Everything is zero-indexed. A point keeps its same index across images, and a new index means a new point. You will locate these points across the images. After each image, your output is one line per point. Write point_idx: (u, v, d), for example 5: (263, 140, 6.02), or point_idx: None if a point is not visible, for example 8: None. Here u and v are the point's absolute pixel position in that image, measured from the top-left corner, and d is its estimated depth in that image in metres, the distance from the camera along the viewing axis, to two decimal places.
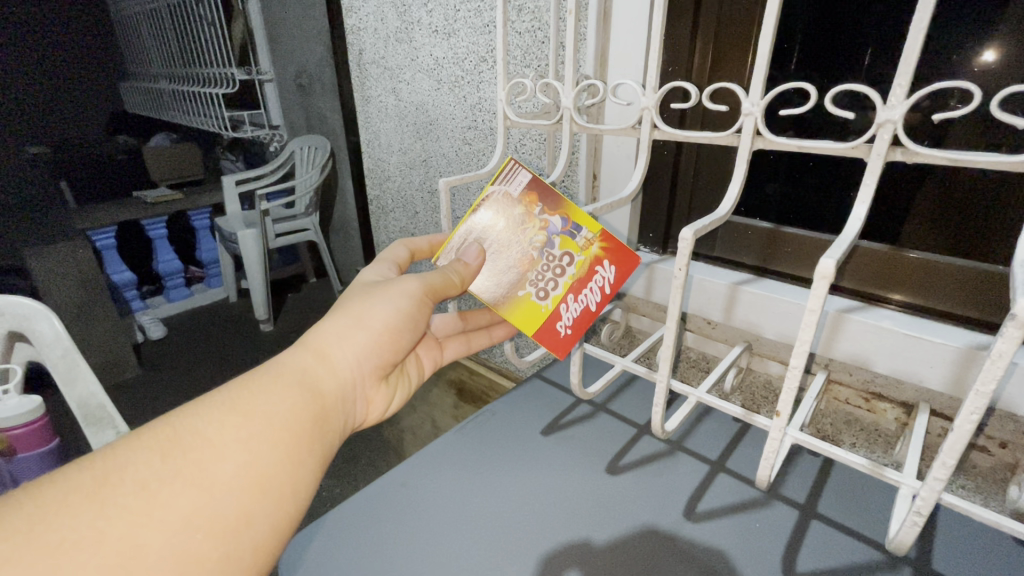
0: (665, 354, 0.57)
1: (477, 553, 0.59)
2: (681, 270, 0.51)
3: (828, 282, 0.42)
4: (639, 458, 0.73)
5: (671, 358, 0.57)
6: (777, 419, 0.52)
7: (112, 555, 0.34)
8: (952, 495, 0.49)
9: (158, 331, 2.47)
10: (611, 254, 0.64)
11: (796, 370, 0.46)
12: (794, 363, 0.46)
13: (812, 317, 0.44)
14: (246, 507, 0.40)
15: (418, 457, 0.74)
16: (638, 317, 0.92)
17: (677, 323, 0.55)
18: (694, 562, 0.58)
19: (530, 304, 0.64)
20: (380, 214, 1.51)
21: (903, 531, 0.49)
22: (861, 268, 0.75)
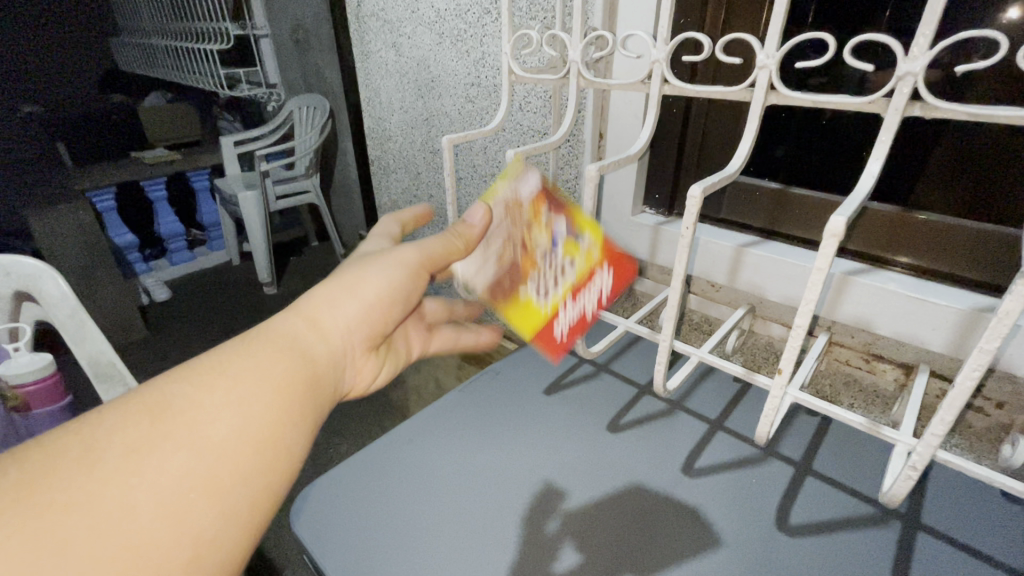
0: (669, 313, 0.57)
1: (482, 504, 0.61)
2: (687, 229, 0.51)
3: (837, 242, 0.41)
4: (640, 416, 0.74)
5: (675, 317, 0.57)
6: (777, 377, 0.52)
7: (103, 503, 0.35)
8: (947, 452, 0.50)
9: (163, 294, 2.63)
10: (611, 263, 0.63)
11: (799, 329, 0.47)
12: (798, 322, 0.46)
13: (820, 276, 0.43)
14: (244, 444, 0.42)
15: (423, 414, 0.75)
16: (642, 279, 0.92)
17: (682, 283, 0.54)
18: (690, 515, 0.60)
19: (530, 304, 0.61)
20: (381, 174, 1.48)
21: (897, 486, 0.51)
22: (869, 232, 0.73)
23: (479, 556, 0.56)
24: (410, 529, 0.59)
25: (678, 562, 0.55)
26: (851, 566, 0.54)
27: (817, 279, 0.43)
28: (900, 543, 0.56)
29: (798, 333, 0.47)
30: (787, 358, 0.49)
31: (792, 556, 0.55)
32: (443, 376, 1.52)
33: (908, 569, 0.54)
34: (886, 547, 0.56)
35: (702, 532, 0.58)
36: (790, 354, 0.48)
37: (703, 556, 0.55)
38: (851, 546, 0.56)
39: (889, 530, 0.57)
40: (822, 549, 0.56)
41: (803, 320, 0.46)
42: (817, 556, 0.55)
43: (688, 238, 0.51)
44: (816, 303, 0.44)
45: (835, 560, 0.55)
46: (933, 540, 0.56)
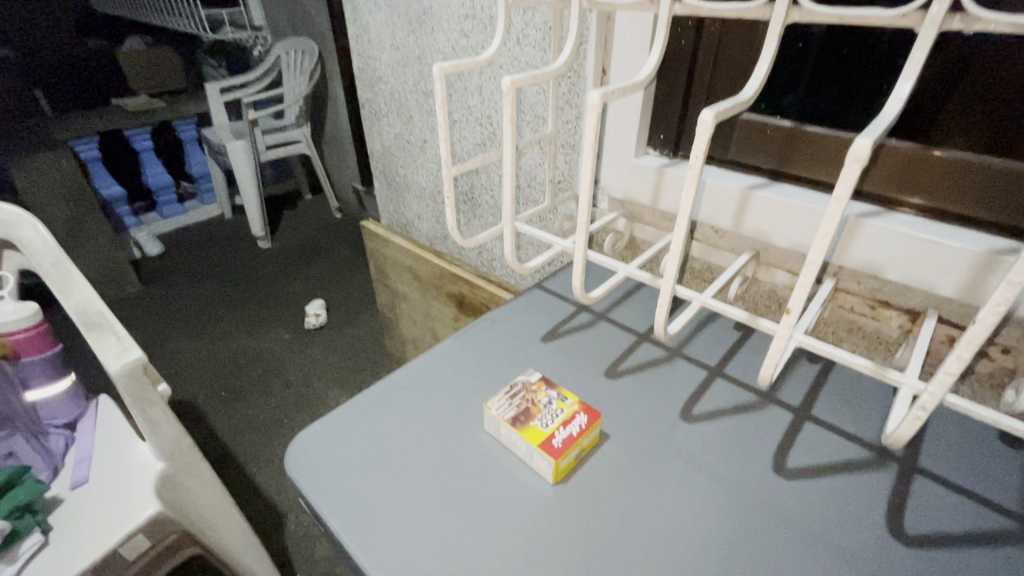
0: (672, 254, 0.54)
1: (478, 448, 0.61)
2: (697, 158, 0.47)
3: (860, 166, 0.38)
4: (638, 363, 0.73)
5: (679, 258, 0.53)
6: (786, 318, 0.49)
7: None
8: (954, 397, 0.49)
9: (155, 248, 2.60)
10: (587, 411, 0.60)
11: (813, 267, 0.44)
12: (811, 258, 0.43)
13: (840, 206, 0.40)
14: None
15: (417, 361, 0.74)
16: (643, 227, 0.89)
17: (687, 220, 0.51)
18: (686, 458, 0.60)
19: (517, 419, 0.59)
20: (372, 118, 1.41)
21: (902, 426, 0.50)
22: (883, 172, 0.70)
23: (475, 498, 0.56)
24: (406, 472, 0.58)
25: (674, 504, 0.55)
26: (846, 508, 0.54)
27: (835, 210, 0.40)
28: (896, 485, 0.56)
29: (810, 271, 0.44)
30: (797, 297, 0.46)
31: (788, 498, 0.55)
32: (439, 328, 1.51)
33: (902, 510, 0.54)
34: (881, 489, 0.56)
35: (698, 475, 0.58)
36: (800, 292, 0.45)
37: (699, 499, 0.56)
38: (847, 489, 0.56)
39: (885, 473, 0.58)
40: (817, 491, 0.56)
41: (818, 256, 0.43)
42: (813, 498, 0.55)
43: (698, 168, 0.48)
44: (832, 237, 0.41)
45: (830, 502, 0.55)
46: (929, 483, 0.57)
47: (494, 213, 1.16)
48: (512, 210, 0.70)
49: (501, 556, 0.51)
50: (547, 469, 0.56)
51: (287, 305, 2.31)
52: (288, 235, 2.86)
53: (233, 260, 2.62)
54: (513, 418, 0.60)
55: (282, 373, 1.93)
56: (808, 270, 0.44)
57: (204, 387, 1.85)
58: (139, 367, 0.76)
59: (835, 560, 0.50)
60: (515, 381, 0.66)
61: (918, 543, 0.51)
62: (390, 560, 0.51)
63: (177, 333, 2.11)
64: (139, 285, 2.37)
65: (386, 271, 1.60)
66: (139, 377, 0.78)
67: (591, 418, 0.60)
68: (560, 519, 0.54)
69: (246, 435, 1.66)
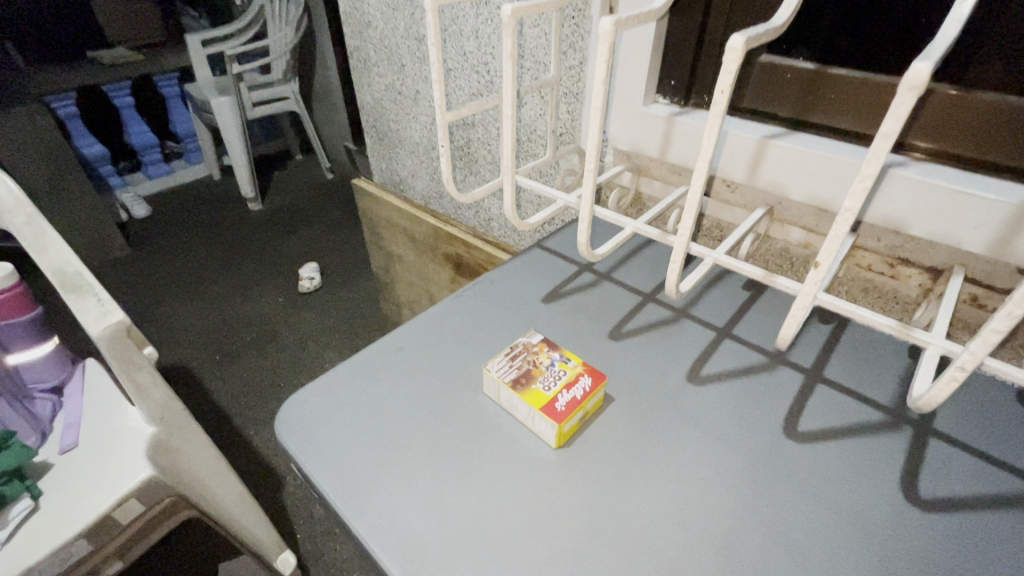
0: (688, 205, 0.49)
1: (475, 412, 0.58)
2: (722, 93, 0.43)
3: (914, 96, 0.33)
4: (643, 324, 0.70)
5: (696, 209, 0.49)
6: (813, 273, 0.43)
7: None
8: (994, 361, 0.44)
9: (142, 210, 2.54)
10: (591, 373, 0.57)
11: (848, 215, 0.39)
12: (846, 206, 0.39)
13: (885, 144, 0.36)
14: None
15: (412, 322, 0.70)
16: (650, 181, 0.85)
17: (708, 165, 0.46)
18: (693, 421, 0.57)
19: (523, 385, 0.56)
20: (361, 68, 1.32)
21: (932, 391, 0.43)
22: (932, 123, 0.64)
23: (473, 463, 0.53)
24: (400, 437, 0.56)
25: (680, 468, 0.53)
26: (857, 472, 0.52)
27: (880, 150, 0.36)
28: (910, 448, 0.54)
29: (843, 220, 0.39)
30: (827, 250, 0.41)
31: (799, 462, 0.53)
32: (436, 290, 1.47)
33: (916, 473, 0.52)
34: (895, 452, 0.54)
35: (705, 439, 0.56)
36: (831, 245, 0.40)
37: (706, 462, 0.54)
38: (859, 452, 0.54)
39: (899, 435, 0.55)
40: (828, 455, 0.54)
41: (854, 203, 0.38)
42: (823, 462, 0.53)
43: (722, 106, 0.44)
44: (874, 180, 0.37)
45: (841, 466, 0.53)
46: (944, 445, 0.55)
47: (492, 170, 1.11)
48: (511, 160, 0.65)
49: (500, 523, 0.49)
50: (549, 433, 0.54)
51: (281, 268, 2.26)
52: (279, 197, 2.78)
53: (223, 222, 2.56)
54: (513, 380, 0.57)
55: (278, 336, 1.91)
56: (842, 219, 0.39)
57: (198, 351, 1.83)
58: (122, 328, 0.74)
59: (846, 524, 0.48)
60: (515, 342, 0.64)
61: (931, 507, 0.49)
62: (386, 527, 0.49)
63: (169, 297, 2.07)
64: (127, 248, 2.31)
65: (380, 232, 1.55)
66: (123, 338, 0.75)
67: (596, 379, 0.57)
68: (562, 484, 0.52)
69: (242, 399, 1.65)
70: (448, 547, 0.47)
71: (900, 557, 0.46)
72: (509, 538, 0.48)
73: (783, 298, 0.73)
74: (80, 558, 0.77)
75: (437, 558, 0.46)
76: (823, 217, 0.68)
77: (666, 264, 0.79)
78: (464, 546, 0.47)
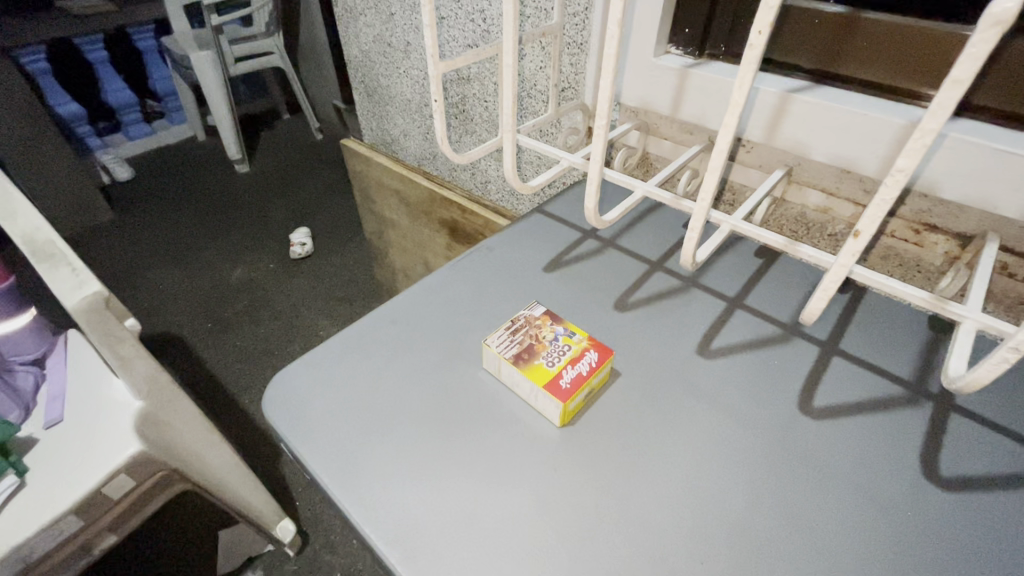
0: (712, 166, 0.44)
1: (475, 389, 0.55)
2: (759, 35, 0.37)
3: (996, 35, 0.28)
4: (651, 294, 0.66)
5: (720, 171, 0.44)
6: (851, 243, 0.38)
7: None
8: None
9: (126, 172, 2.44)
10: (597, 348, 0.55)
11: (899, 177, 0.34)
12: (898, 167, 0.34)
13: (954, 93, 0.31)
14: None
15: (406, 293, 0.66)
16: (658, 141, 0.80)
17: (737, 120, 0.40)
18: (704, 397, 0.54)
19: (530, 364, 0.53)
20: (347, 17, 1.22)
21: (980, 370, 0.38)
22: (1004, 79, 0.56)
23: (473, 444, 0.50)
24: (395, 416, 0.53)
25: (691, 447, 0.50)
26: (876, 450, 0.50)
27: (946, 101, 0.31)
28: (931, 424, 0.52)
29: (893, 184, 0.35)
30: (870, 218, 0.37)
31: (815, 439, 0.51)
32: (431, 257, 1.43)
33: (937, 450, 0.50)
34: (915, 429, 0.51)
35: (717, 415, 0.53)
36: (875, 211, 0.36)
37: (719, 441, 0.51)
38: (878, 429, 0.52)
39: (920, 411, 0.53)
40: (846, 432, 0.51)
41: (908, 163, 0.34)
42: (841, 440, 0.51)
43: (758, 51, 0.37)
44: (935, 136, 0.32)
45: (860, 444, 0.51)
46: (966, 421, 0.52)
47: (489, 129, 1.04)
48: (512, 116, 0.60)
49: (501, 510, 0.46)
50: (554, 411, 0.51)
51: (271, 233, 2.20)
52: (267, 159, 2.68)
53: (210, 186, 2.47)
54: (515, 356, 0.54)
55: (270, 303, 1.87)
56: (892, 181, 0.35)
57: (189, 318, 1.79)
58: (100, 299, 0.68)
59: (864, 505, 0.46)
60: (517, 315, 0.60)
61: (953, 486, 0.47)
62: (382, 511, 0.46)
63: (156, 263, 2.02)
64: (111, 213, 2.24)
65: (372, 195, 1.49)
66: (100, 311, 0.68)
67: (603, 354, 0.54)
68: (568, 464, 0.49)
69: (236, 367, 1.63)
70: (449, 533, 0.45)
71: (920, 538, 0.44)
72: (512, 522, 0.45)
73: (798, 265, 0.69)
74: (71, 533, 0.75)
75: (437, 543, 0.44)
76: (845, 179, 0.64)
77: (675, 230, 0.75)
78: (466, 531, 0.45)
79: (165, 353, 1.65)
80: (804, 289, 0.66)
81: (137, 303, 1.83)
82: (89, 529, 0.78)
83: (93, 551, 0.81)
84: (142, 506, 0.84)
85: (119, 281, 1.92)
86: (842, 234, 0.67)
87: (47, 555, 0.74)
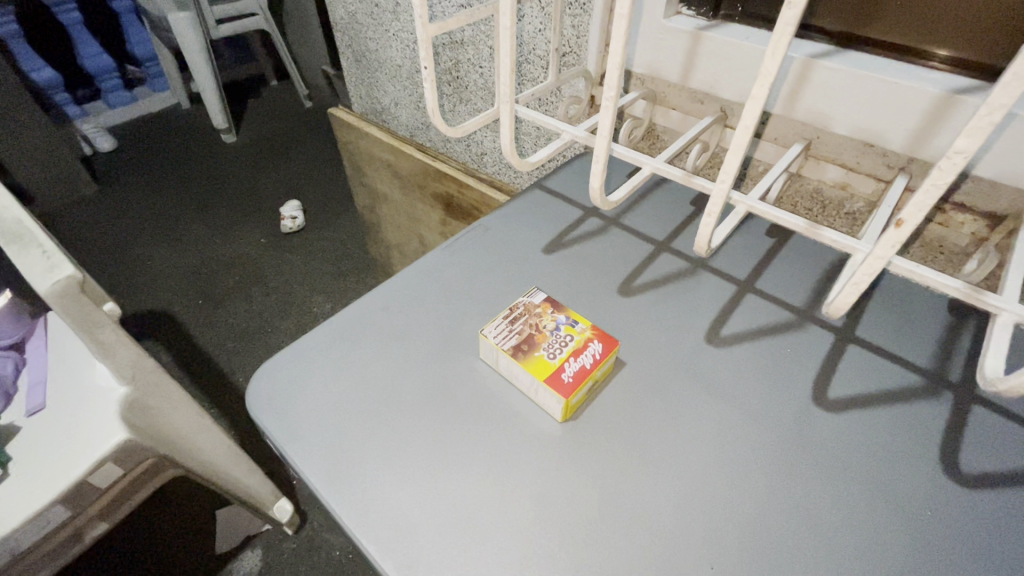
0: (735, 143, 0.40)
1: (472, 382, 0.52)
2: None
3: None
4: (656, 277, 0.62)
5: (744, 150, 0.40)
6: (892, 234, 0.34)
7: None
8: None
9: (108, 142, 2.36)
10: (601, 338, 0.52)
11: (955, 158, 0.30)
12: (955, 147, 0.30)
13: None
14: None
15: (398, 277, 0.62)
16: (666, 111, 0.77)
17: (767, 92, 0.36)
18: (713, 389, 0.52)
19: (532, 358, 0.50)
20: None
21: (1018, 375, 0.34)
22: None
23: (470, 441, 0.48)
24: (388, 411, 0.50)
25: (700, 442, 0.48)
26: (894, 445, 0.48)
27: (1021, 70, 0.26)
28: (950, 416, 0.49)
29: (948, 166, 0.31)
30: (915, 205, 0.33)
31: (830, 432, 0.48)
32: (426, 232, 1.38)
33: (957, 444, 0.47)
34: (934, 421, 0.49)
35: (728, 408, 0.50)
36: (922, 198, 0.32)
37: (728, 435, 0.48)
38: (895, 421, 0.49)
39: (939, 402, 0.50)
40: (862, 425, 0.49)
41: (967, 143, 0.29)
42: (858, 434, 0.48)
43: (798, 11, 0.32)
44: (1004, 111, 0.28)
45: (876, 438, 0.48)
46: (987, 413, 0.50)
47: (485, 97, 0.98)
48: (511, 85, 0.55)
49: (499, 514, 0.43)
50: (555, 406, 0.48)
51: (261, 206, 2.14)
52: (254, 128, 2.59)
53: (196, 157, 2.39)
54: (513, 348, 0.51)
55: (262, 279, 1.83)
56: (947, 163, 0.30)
57: (179, 295, 1.75)
58: (74, 284, 0.62)
59: (881, 503, 0.44)
60: (515, 302, 0.57)
61: (973, 482, 0.45)
62: (376, 515, 0.44)
63: (144, 238, 1.96)
64: (94, 185, 2.16)
65: (363, 168, 1.43)
66: (77, 296, 0.63)
67: (607, 345, 0.51)
68: (570, 462, 0.46)
69: (229, 345, 1.60)
70: (447, 537, 0.42)
71: (939, 538, 0.42)
72: (513, 525, 0.43)
73: (812, 245, 0.66)
74: (58, 524, 0.73)
75: (434, 549, 0.42)
76: (867, 153, 0.60)
77: (682, 207, 0.71)
78: (465, 535, 0.42)
79: (156, 331, 1.62)
80: (819, 271, 0.62)
81: (125, 279, 1.78)
82: (79, 517, 0.76)
83: (84, 538, 0.78)
84: (131, 496, 0.82)
85: (106, 257, 1.87)
86: (860, 212, 0.64)
87: (35, 545, 0.71)
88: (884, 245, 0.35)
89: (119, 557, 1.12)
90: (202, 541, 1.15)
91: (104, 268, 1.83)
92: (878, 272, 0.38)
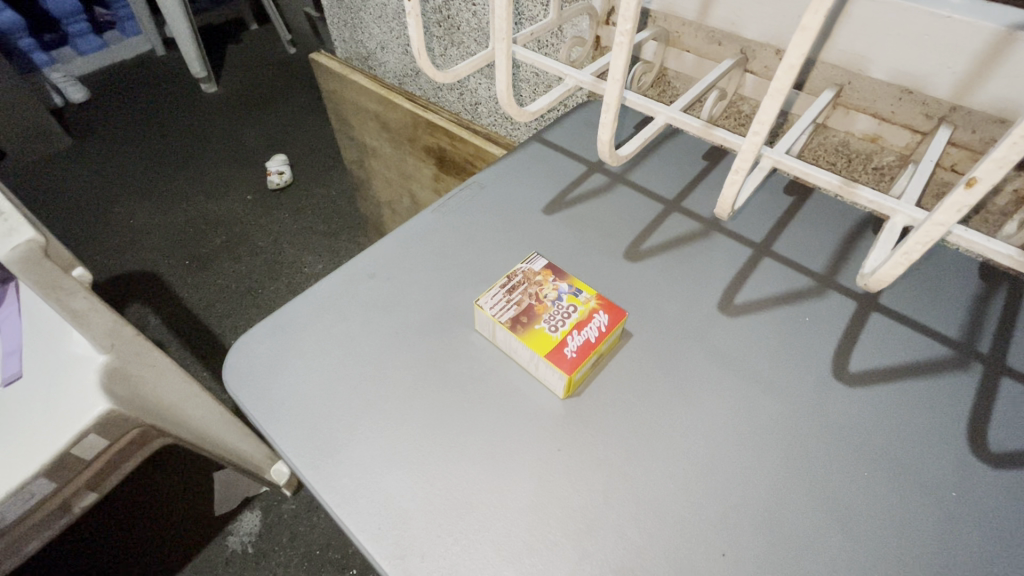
0: (773, 88, 0.36)
1: (467, 357, 0.48)
2: None
3: None
4: (666, 239, 0.57)
5: (784, 96, 0.36)
6: (958, 198, 0.33)
7: None
8: None
9: (80, 94, 2.23)
10: (607, 308, 0.48)
11: None
12: None
13: None
14: None
15: (384, 241, 0.57)
16: (679, 54, 0.70)
17: (820, 22, 0.31)
18: (726, 361, 0.48)
19: (534, 334, 0.46)
20: None
21: None
22: None
23: (467, 422, 0.44)
24: (376, 389, 0.46)
25: (711, 420, 0.45)
26: (919, 423, 0.45)
27: None
28: (979, 391, 0.46)
29: None
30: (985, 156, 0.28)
31: (850, 409, 0.45)
32: (418, 189, 1.32)
33: (986, 421, 0.44)
34: (961, 396, 0.46)
35: (741, 382, 0.47)
36: None
37: (741, 412, 0.45)
38: (920, 397, 0.46)
39: (968, 375, 0.47)
40: (886, 402, 0.46)
41: None
42: (880, 411, 0.45)
43: None
44: None
45: (900, 414, 0.45)
46: (1017, 387, 0.46)
47: (479, 39, 0.90)
48: (507, 21, 0.48)
49: (497, 503, 0.40)
50: (556, 382, 0.45)
51: (245, 161, 2.04)
52: (235, 77, 2.44)
53: (173, 108, 2.26)
54: (511, 320, 0.47)
55: (250, 238, 1.76)
56: None
57: (164, 256, 1.69)
58: (37, 248, 0.54)
59: (902, 485, 0.42)
60: (513, 269, 0.53)
61: (1000, 462, 0.43)
62: (365, 499, 0.41)
63: (123, 195, 1.87)
64: (69, 140, 2.07)
65: (349, 120, 1.35)
66: (41, 262, 0.55)
67: (614, 316, 0.47)
68: (572, 444, 0.43)
69: (219, 307, 1.56)
70: (440, 524, 0.40)
71: (963, 521, 0.40)
72: (512, 510, 0.40)
73: (834, 204, 0.60)
74: (44, 497, 0.64)
75: (428, 537, 0.39)
76: (904, 102, 0.56)
77: (693, 161, 0.65)
78: (460, 521, 0.40)
79: (142, 292, 1.58)
80: (840, 232, 0.58)
81: (106, 239, 1.72)
82: (65, 489, 0.66)
83: (73, 509, 0.70)
84: (119, 465, 0.72)
85: (86, 215, 1.80)
86: (889, 166, 0.61)
87: (19, 520, 0.63)
88: (947, 213, 0.34)
89: (120, 521, 1.13)
90: (203, 503, 1.17)
91: (83, 228, 1.76)
92: (933, 240, 0.35)
